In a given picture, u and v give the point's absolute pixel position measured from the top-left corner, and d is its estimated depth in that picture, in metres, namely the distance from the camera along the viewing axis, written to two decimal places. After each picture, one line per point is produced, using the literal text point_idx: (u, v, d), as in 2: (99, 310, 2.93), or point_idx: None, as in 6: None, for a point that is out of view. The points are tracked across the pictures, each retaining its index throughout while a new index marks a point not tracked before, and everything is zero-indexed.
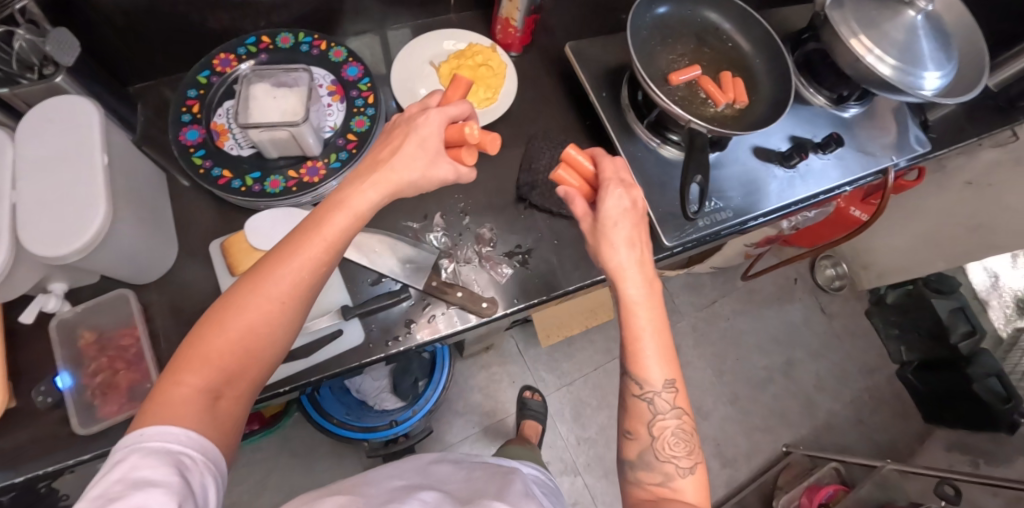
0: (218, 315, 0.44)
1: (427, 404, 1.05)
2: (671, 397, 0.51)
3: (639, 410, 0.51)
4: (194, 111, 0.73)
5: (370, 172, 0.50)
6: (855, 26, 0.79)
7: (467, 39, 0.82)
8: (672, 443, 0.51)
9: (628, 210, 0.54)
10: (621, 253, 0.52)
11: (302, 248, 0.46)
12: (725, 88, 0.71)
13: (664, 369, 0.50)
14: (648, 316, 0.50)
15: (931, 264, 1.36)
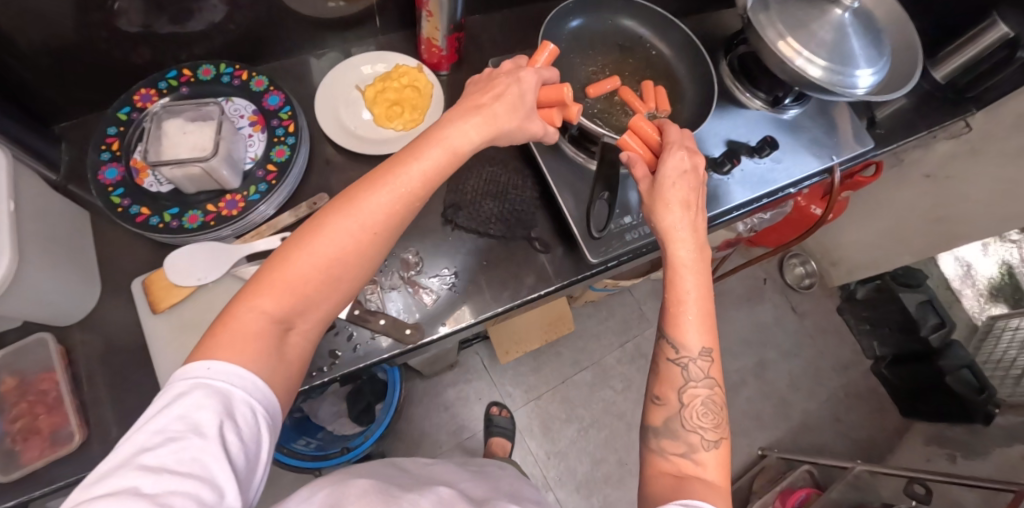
0: (309, 240, 0.47)
1: (378, 429, 1.01)
2: (704, 367, 0.54)
3: (671, 374, 0.54)
4: (114, 149, 0.72)
5: (460, 117, 0.54)
6: (781, 29, 0.78)
7: (391, 60, 0.81)
8: (700, 413, 0.53)
9: (685, 177, 0.59)
10: (675, 215, 0.57)
11: (397, 190, 0.49)
12: (646, 98, 0.70)
13: (698, 335, 0.54)
14: (692, 281, 0.55)
15: (897, 258, 1.35)
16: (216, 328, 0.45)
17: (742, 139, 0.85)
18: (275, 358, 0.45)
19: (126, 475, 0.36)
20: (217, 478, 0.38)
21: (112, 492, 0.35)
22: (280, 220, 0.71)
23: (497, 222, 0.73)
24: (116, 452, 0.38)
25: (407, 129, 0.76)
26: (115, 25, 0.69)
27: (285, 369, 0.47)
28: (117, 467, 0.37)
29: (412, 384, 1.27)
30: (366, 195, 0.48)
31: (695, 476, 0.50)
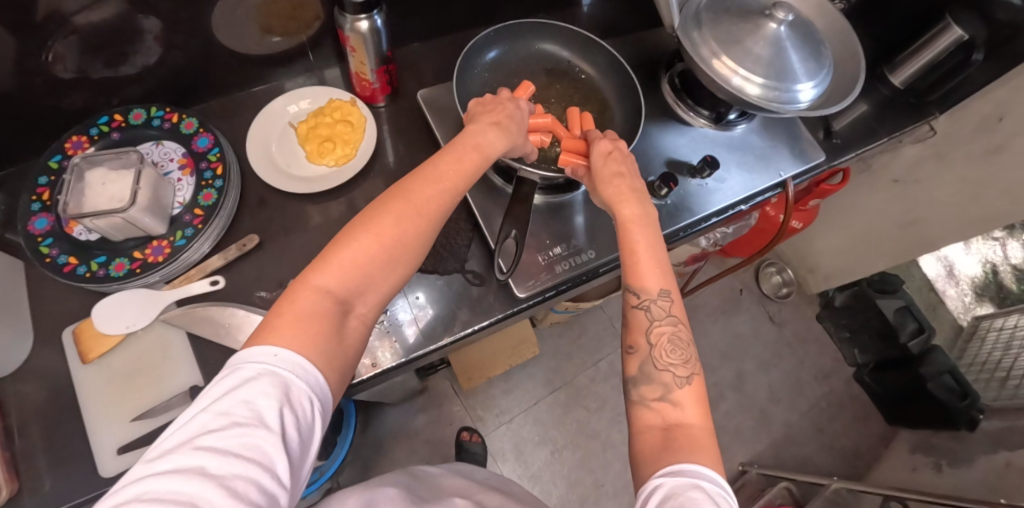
0: (370, 224, 0.50)
1: (334, 463, 1.02)
2: (663, 307, 0.55)
3: (637, 319, 0.55)
4: (44, 199, 0.71)
5: (484, 125, 0.60)
6: (714, 46, 0.76)
7: (327, 95, 0.81)
8: (668, 350, 0.53)
9: (604, 156, 0.63)
10: (610, 184, 0.61)
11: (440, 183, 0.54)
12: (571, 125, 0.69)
13: (654, 278, 0.55)
14: (642, 234, 0.58)
15: (872, 264, 1.33)
16: (279, 312, 0.45)
17: (684, 159, 0.82)
18: (332, 341, 0.46)
19: (189, 455, 0.36)
20: (276, 466, 0.38)
21: (176, 472, 0.35)
22: (210, 263, 0.70)
23: (428, 256, 0.72)
24: (179, 431, 0.38)
25: (339, 164, 0.77)
26: (50, 73, 0.70)
27: (341, 357, 0.47)
28: (179, 445, 0.37)
29: (381, 412, 1.25)
30: (415, 186, 0.53)
31: (678, 420, 0.48)
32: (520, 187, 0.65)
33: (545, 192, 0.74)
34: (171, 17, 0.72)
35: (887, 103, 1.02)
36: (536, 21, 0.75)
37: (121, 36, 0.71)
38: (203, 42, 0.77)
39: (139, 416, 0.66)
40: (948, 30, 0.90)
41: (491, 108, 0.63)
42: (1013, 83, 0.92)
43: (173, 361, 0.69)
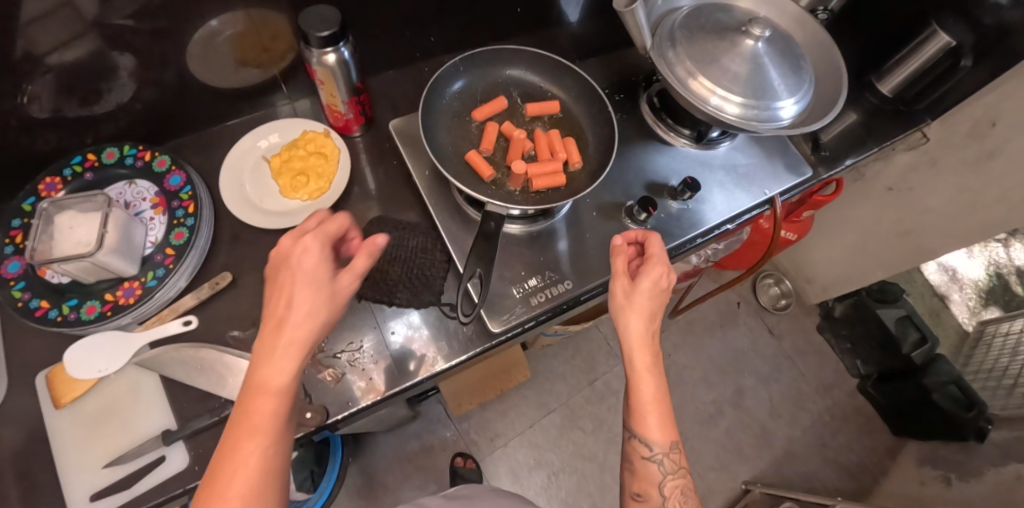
0: (214, 486, 0.41)
1: (320, 497, 1.01)
2: (671, 461, 0.56)
3: (647, 471, 0.56)
4: (17, 242, 0.70)
5: (291, 308, 0.48)
6: (690, 67, 0.75)
7: (300, 127, 0.80)
8: (680, 500, 0.56)
9: (639, 291, 0.59)
10: (642, 324, 0.57)
11: (271, 392, 0.45)
12: (556, 148, 0.70)
13: (660, 432, 0.56)
14: (654, 389, 0.56)
15: (869, 273, 1.30)
16: None
17: (664, 181, 0.81)
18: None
19: None
20: None
21: None
22: (183, 303, 0.69)
23: (403, 290, 0.71)
24: None
25: (312, 199, 0.76)
26: (25, 114, 0.69)
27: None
28: None
29: (374, 439, 1.24)
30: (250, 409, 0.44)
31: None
32: (486, 223, 0.63)
33: (524, 222, 0.72)
34: (144, 53, 0.72)
35: (875, 110, 1.00)
36: (501, 48, 0.75)
37: (96, 75, 0.71)
38: (177, 77, 0.77)
39: (110, 463, 0.65)
40: (936, 36, 0.89)
41: (289, 271, 0.50)
42: (1003, 88, 0.89)
43: (145, 404, 0.68)
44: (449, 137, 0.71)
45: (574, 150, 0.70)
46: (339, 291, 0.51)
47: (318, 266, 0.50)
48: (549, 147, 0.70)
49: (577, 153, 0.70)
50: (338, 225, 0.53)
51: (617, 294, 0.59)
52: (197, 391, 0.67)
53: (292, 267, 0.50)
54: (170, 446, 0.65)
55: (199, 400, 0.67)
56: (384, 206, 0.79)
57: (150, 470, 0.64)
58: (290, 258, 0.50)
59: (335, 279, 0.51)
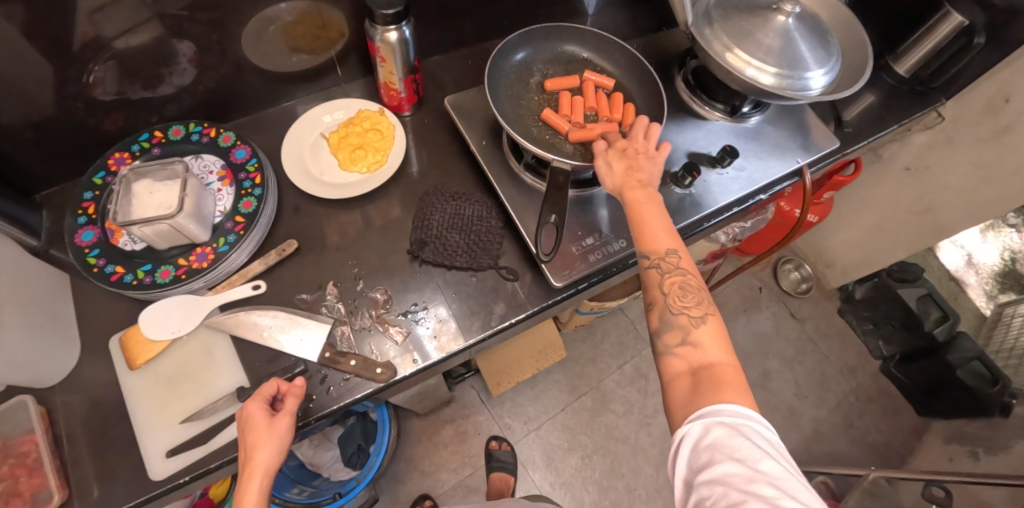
0: None
1: (370, 472, 1.04)
2: (670, 260, 0.57)
3: (650, 278, 0.57)
4: (90, 213, 0.73)
5: (246, 467, 0.55)
6: (727, 41, 0.79)
7: (355, 106, 0.84)
8: (681, 295, 0.56)
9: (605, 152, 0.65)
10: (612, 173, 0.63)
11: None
12: (614, 107, 0.76)
13: (667, 240, 0.58)
14: (652, 209, 0.60)
15: (888, 253, 1.34)
16: None
17: (703, 151, 0.84)
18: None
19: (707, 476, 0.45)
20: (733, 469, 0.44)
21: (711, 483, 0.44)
22: (252, 269, 0.72)
23: (463, 254, 0.74)
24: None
25: (370, 171, 0.79)
26: (90, 96, 0.73)
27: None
28: None
29: (411, 422, 1.25)
30: None
31: (698, 361, 0.52)
32: (554, 177, 0.67)
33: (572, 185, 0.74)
34: (203, 40, 0.75)
35: (893, 91, 1.03)
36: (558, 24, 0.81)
37: (158, 60, 0.74)
38: (233, 64, 0.80)
39: (187, 418, 0.67)
40: (949, 17, 0.92)
41: (244, 433, 0.58)
42: (1015, 65, 0.93)
43: (217, 364, 0.70)
44: (510, 104, 0.76)
45: (630, 114, 0.75)
46: (282, 431, 0.58)
47: (261, 426, 0.57)
48: (609, 106, 0.76)
49: (634, 115, 0.75)
50: (271, 386, 0.61)
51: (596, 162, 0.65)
52: (266, 351, 0.70)
53: (242, 432, 0.58)
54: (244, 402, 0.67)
55: (267, 361, 0.69)
56: (437, 178, 0.82)
57: (226, 425, 0.67)
58: (242, 425, 0.58)
59: (274, 420, 0.58)
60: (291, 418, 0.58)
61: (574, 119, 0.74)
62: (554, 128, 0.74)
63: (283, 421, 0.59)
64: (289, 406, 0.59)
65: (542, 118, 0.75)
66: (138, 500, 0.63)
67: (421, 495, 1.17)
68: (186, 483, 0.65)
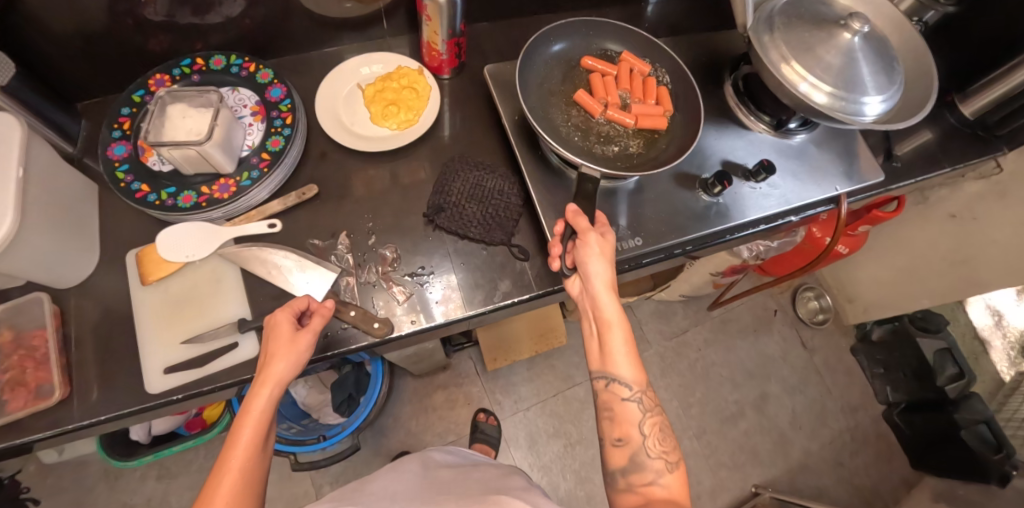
0: None
1: (357, 420, 1.07)
2: (648, 396, 0.55)
3: (625, 412, 0.55)
4: (124, 128, 0.75)
5: (262, 372, 0.57)
6: (785, 51, 0.76)
7: (394, 61, 0.83)
8: (660, 438, 0.54)
9: (607, 240, 0.60)
10: (599, 268, 0.58)
11: (247, 421, 0.54)
12: (646, 91, 0.74)
13: (632, 370, 0.56)
14: (620, 334, 0.57)
15: (913, 298, 1.29)
16: None
17: (740, 162, 0.82)
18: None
19: None
20: None
21: None
22: (270, 207, 0.73)
23: (478, 226, 0.73)
24: None
25: (401, 128, 0.78)
26: (141, 15, 0.73)
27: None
28: None
29: (407, 381, 1.28)
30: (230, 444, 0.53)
31: (663, 501, 0.51)
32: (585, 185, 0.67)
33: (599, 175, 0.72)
34: None
35: (953, 132, 0.98)
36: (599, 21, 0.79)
37: None
38: (282, 2, 0.79)
39: (188, 340, 0.69)
40: None
41: (268, 342, 0.60)
42: None
43: (223, 292, 0.71)
44: (539, 97, 0.75)
45: (664, 98, 0.75)
46: (302, 347, 0.59)
47: (284, 337, 0.59)
48: (640, 90, 0.75)
49: (667, 99, 0.75)
50: (301, 302, 0.62)
51: (592, 245, 0.60)
52: (272, 288, 0.71)
53: (268, 339, 0.60)
54: (244, 334, 0.69)
55: (272, 299, 0.71)
56: (465, 146, 0.81)
57: (223, 353, 0.68)
58: (269, 333, 0.60)
59: (297, 335, 0.60)
60: (311, 335, 0.60)
61: (610, 101, 0.73)
62: (587, 109, 0.73)
63: (305, 337, 0.60)
64: (314, 322, 0.61)
65: (577, 99, 0.73)
66: (135, 408, 0.66)
67: (402, 452, 1.20)
68: (179, 400, 0.67)
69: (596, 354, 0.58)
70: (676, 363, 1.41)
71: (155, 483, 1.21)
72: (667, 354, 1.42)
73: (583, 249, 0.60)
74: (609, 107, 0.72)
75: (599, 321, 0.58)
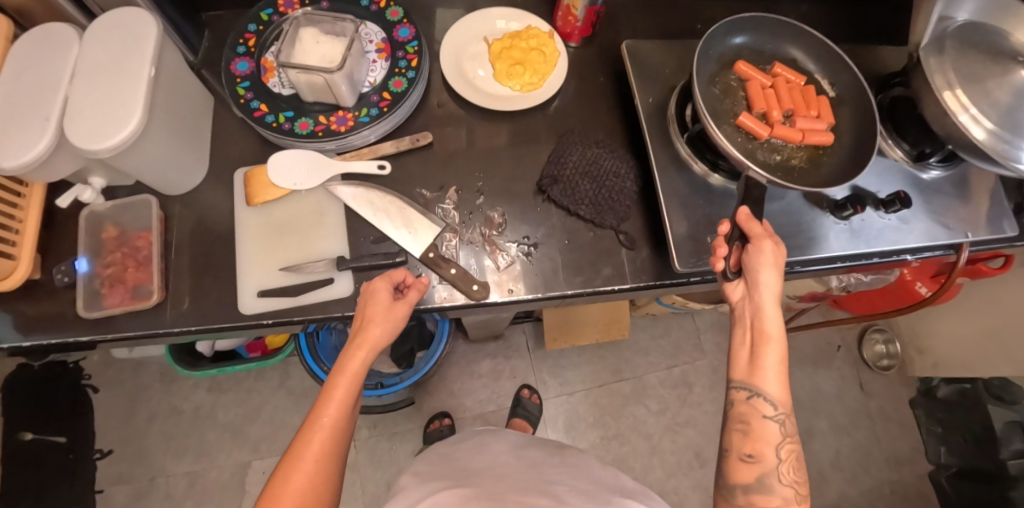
0: (287, 479, 0.49)
1: (415, 375, 1.07)
2: (791, 422, 0.52)
3: (765, 431, 0.52)
4: (249, 45, 0.74)
5: (359, 335, 0.57)
6: (952, 77, 0.69)
7: (525, 21, 0.80)
8: (795, 467, 0.52)
9: (782, 252, 0.57)
10: (770, 276, 0.56)
11: (342, 382, 0.54)
12: (809, 103, 0.69)
13: (777, 388, 0.53)
14: (774, 351, 0.53)
15: (996, 364, 1.19)
16: None
17: (871, 189, 0.76)
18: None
19: None
20: None
21: None
22: (383, 148, 0.72)
23: (589, 206, 0.70)
24: None
25: (523, 91, 0.75)
26: None
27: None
28: None
29: (457, 344, 1.27)
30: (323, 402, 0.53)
31: None
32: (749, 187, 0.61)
33: (730, 176, 0.68)
34: None
35: None
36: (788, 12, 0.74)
37: None
38: None
39: (286, 268, 0.69)
40: None
41: (366, 306, 0.59)
42: None
43: (325, 227, 0.71)
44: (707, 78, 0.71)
45: (827, 111, 0.69)
46: (399, 317, 0.59)
47: (382, 306, 0.59)
48: (803, 101, 0.69)
49: (829, 111, 0.70)
50: (400, 273, 0.62)
51: (769, 252, 0.56)
52: (372, 231, 0.70)
53: (365, 304, 0.60)
54: (340, 273, 0.68)
55: (371, 241, 0.70)
56: (584, 121, 0.77)
57: (318, 287, 0.68)
58: (366, 299, 0.60)
59: (395, 306, 0.59)
60: (409, 308, 0.59)
61: (774, 116, 0.67)
62: (751, 133, 0.67)
63: (401, 308, 0.60)
64: (413, 295, 0.60)
65: (738, 121, 0.67)
66: (226, 324, 0.67)
67: (442, 411, 1.21)
68: (267, 325, 0.67)
69: (742, 364, 0.55)
70: None
71: (205, 394, 1.30)
72: None
73: (756, 255, 0.57)
74: (776, 125, 0.66)
75: (756, 334, 0.55)
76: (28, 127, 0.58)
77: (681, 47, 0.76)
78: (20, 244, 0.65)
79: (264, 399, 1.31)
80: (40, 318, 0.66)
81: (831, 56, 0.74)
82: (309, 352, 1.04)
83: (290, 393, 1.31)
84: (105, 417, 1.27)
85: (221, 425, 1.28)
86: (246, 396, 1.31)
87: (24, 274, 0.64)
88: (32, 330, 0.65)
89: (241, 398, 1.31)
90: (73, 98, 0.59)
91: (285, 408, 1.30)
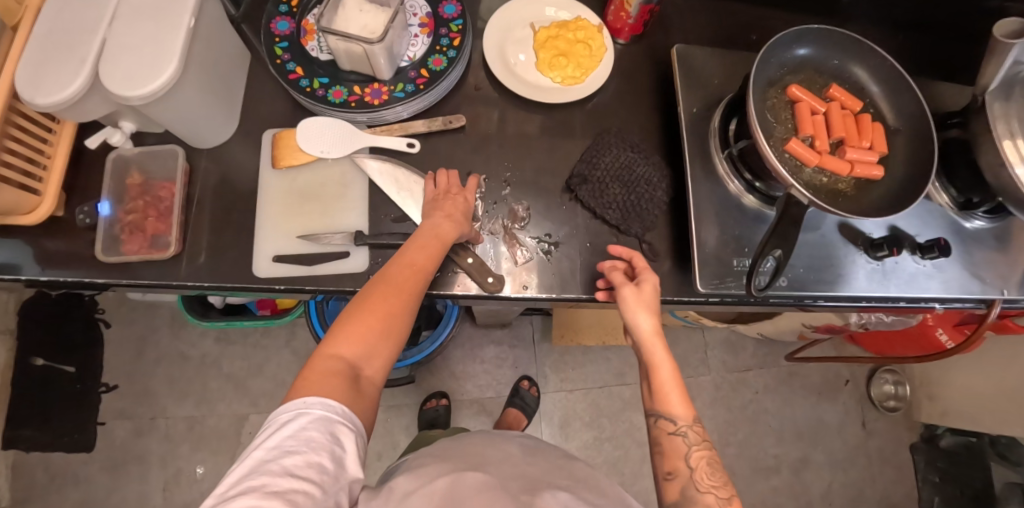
0: (376, 299, 0.52)
1: (419, 354, 1.07)
2: (696, 430, 0.52)
3: (674, 445, 0.52)
4: (292, 5, 0.73)
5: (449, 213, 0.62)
6: (1015, 126, 0.64)
7: (576, 11, 0.77)
8: (710, 472, 0.50)
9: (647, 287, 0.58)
10: (641, 318, 0.57)
11: (434, 241, 0.59)
12: (861, 132, 0.66)
13: (675, 405, 0.53)
14: (665, 372, 0.54)
15: (1007, 423, 1.15)
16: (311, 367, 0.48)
17: (909, 232, 0.73)
18: (361, 384, 0.48)
19: None
20: None
21: None
22: (414, 126, 0.71)
23: (616, 210, 0.68)
24: None
25: (564, 84, 0.73)
26: None
27: (363, 404, 0.48)
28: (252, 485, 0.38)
29: (463, 327, 1.27)
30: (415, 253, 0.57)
31: None
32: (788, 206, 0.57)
33: (765, 199, 0.66)
34: None
35: None
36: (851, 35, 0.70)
37: None
38: None
39: (303, 236, 0.68)
40: None
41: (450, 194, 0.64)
42: None
43: (348, 200, 0.70)
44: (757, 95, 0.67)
45: (880, 142, 0.66)
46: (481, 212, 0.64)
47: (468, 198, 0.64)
48: (854, 129, 0.66)
49: (882, 141, 0.66)
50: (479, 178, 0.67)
51: (629, 295, 0.58)
52: (394, 210, 0.70)
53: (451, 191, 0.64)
54: (356, 246, 0.67)
55: (392, 220, 0.69)
56: (622, 122, 0.75)
57: (333, 260, 0.67)
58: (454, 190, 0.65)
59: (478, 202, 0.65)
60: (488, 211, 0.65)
61: (822, 144, 0.64)
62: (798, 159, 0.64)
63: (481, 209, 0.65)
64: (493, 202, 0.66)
65: (786, 146, 0.64)
66: (239, 284, 0.67)
67: (439, 391, 1.22)
68: (278, 291, 0.67)
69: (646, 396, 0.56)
70: (727, 398, 1.36)
71: (213, 343, 1.32)
72: (722, 385, 1.37)
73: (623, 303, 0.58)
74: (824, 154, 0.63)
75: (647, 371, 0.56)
76: (64, 66, 0.57)
77: (734, 58, 0.72)
78: (46, 180, 0.65)
79: (269, 355, 1.33)
80: (61, 256, 0.67)
81: (893, 88, 0.70)
82: (316, 318, 1.04)
83: (294, 353, 1.33)
84: (116, 352, 1.30)
85: (225, 375, 1.31)
86: (252, 351, 1.33)
87: (47, 210, 0.64)
88: (53, 266, 0.66)
89: (246, 352, 1.33)
90: (111, 42, 0.58)
91: (288, 367, 1.32)
